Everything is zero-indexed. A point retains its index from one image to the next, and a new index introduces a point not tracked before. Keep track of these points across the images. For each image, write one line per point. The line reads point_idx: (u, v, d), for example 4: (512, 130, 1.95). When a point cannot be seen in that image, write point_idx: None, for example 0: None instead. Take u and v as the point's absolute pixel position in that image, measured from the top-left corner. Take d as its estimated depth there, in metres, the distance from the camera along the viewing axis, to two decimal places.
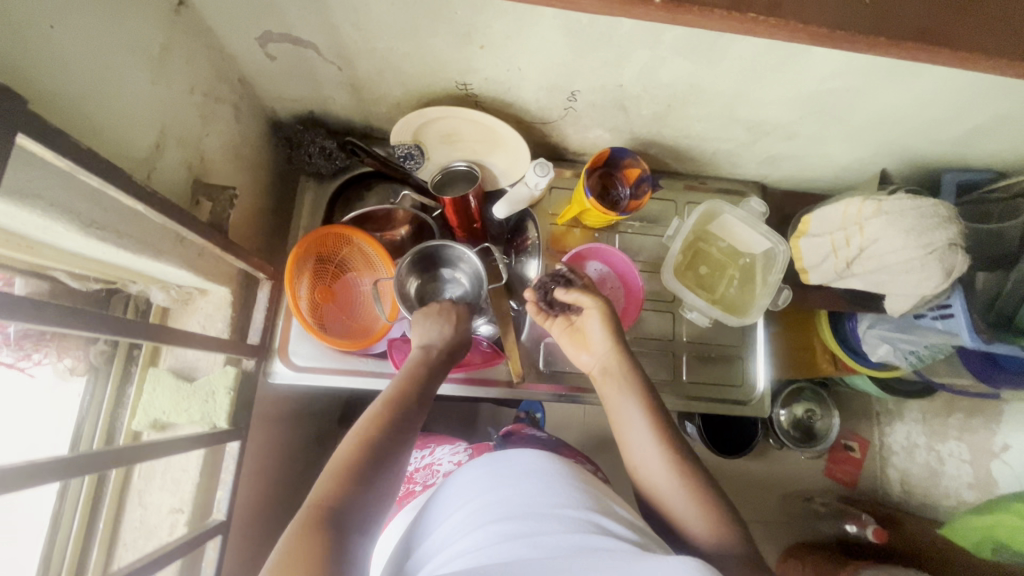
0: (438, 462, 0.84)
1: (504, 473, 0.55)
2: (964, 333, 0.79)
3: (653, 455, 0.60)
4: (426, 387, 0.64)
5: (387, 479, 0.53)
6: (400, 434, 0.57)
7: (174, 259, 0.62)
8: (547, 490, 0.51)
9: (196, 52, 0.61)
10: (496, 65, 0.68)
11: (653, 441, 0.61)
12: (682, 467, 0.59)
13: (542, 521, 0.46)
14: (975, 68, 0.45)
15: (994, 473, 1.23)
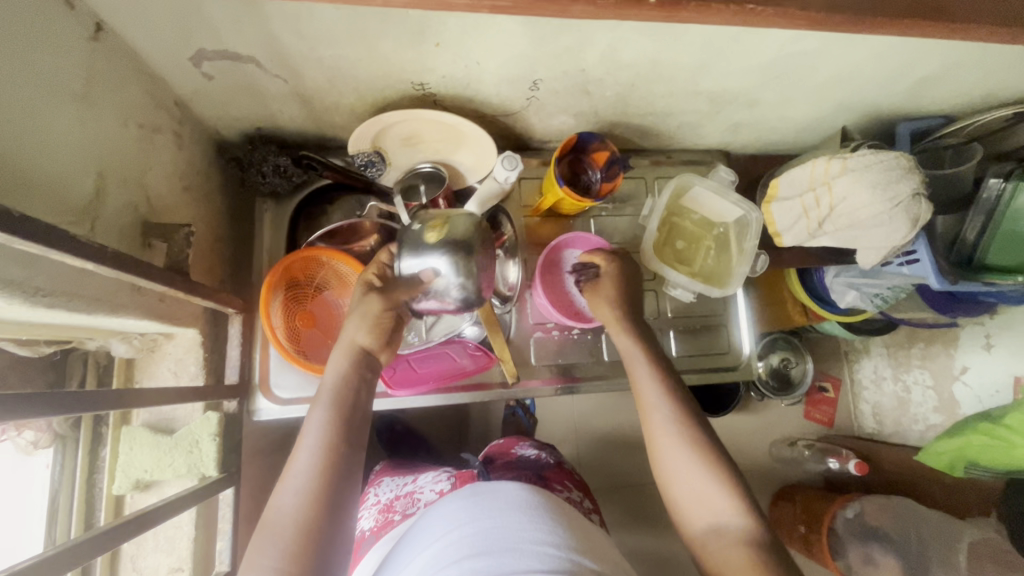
0: (419, 490, 0.75)
1: (482, 502, 0.57)
2: (931, 277, 0.84)
3: (684, 450, 0.60)
4: (365, 401, 0.60)
5: (346, 513, 0.53)
6: (349, 460, 0.55)
7: (133, 310, 0.57)
8: (519, 523, 0.54)
9: (124, 81, 0.55)
10: (454, 62, 0.65)
11: (681, 433, 0.61)
12: (712, 463, 0.59)
13: (518, 559, 0.49)
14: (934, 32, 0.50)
15: (955, 394, 1.37)
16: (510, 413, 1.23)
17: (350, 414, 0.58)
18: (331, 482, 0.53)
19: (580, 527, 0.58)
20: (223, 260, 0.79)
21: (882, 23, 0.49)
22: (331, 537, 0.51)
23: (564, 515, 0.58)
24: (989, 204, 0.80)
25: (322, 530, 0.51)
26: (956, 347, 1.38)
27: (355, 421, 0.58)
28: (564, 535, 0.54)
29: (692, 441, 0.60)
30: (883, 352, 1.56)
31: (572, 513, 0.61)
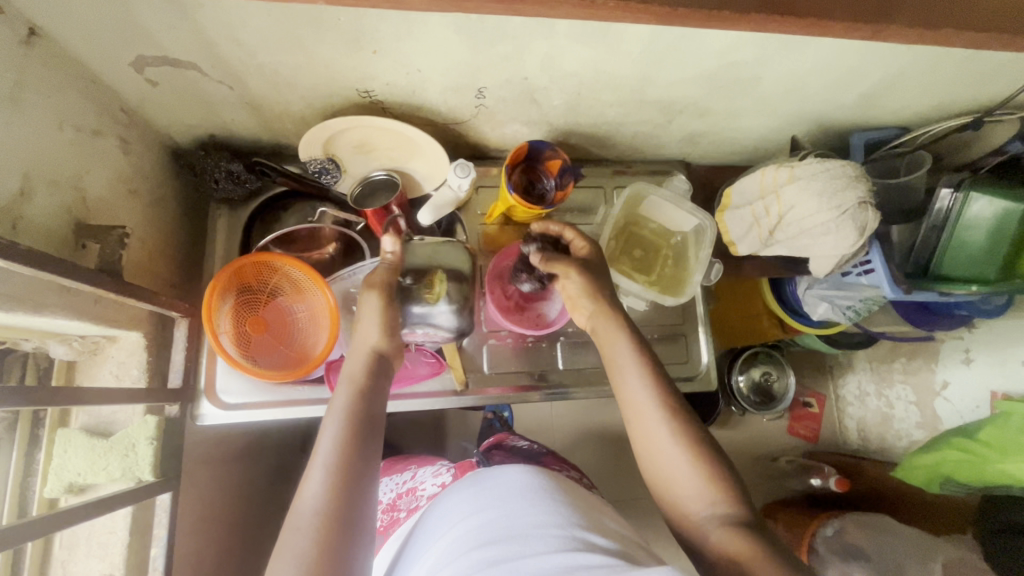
0: (420, 486, 0.84)
1: (495, 490, 0.64)
2: (885, 286, 0.83)
3: (655, 421, 0.62)
4: (377, 400, 0.65)
5: (365, 515, 0.57)
6: (365, 466, 0.59)
7: (61, 310, 0.57)
8: (529, 509, 0.59)
9: (60, 85, 0.56)
10: (396, 70, 0.66)
11: (655, 404, 0.62)
12: (682, 430, 0.61)
13: (528, 544, 0.54)
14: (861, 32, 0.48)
15: (938, 410, 1.34)
16: (488, 424, 1.28)
17: (362, 423, 0.62)
18: (349, 489, 0.57)
19: (585, 507, 0.64)
20: (175, 265, 0.80)
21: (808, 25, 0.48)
22: (354, 538, 0.55)
23: (572, 497, 0.64)
24: (943, 214, 0.80)
25: (343, 534, 0.54)
26: (937, 362, 1.35)
27: (368, 429, 0.62)
28: (573, 517, 0.59)
29: (663, 409, 0.62)
30: (867, 368, 1.52)
31: (579, 496, 0.67)
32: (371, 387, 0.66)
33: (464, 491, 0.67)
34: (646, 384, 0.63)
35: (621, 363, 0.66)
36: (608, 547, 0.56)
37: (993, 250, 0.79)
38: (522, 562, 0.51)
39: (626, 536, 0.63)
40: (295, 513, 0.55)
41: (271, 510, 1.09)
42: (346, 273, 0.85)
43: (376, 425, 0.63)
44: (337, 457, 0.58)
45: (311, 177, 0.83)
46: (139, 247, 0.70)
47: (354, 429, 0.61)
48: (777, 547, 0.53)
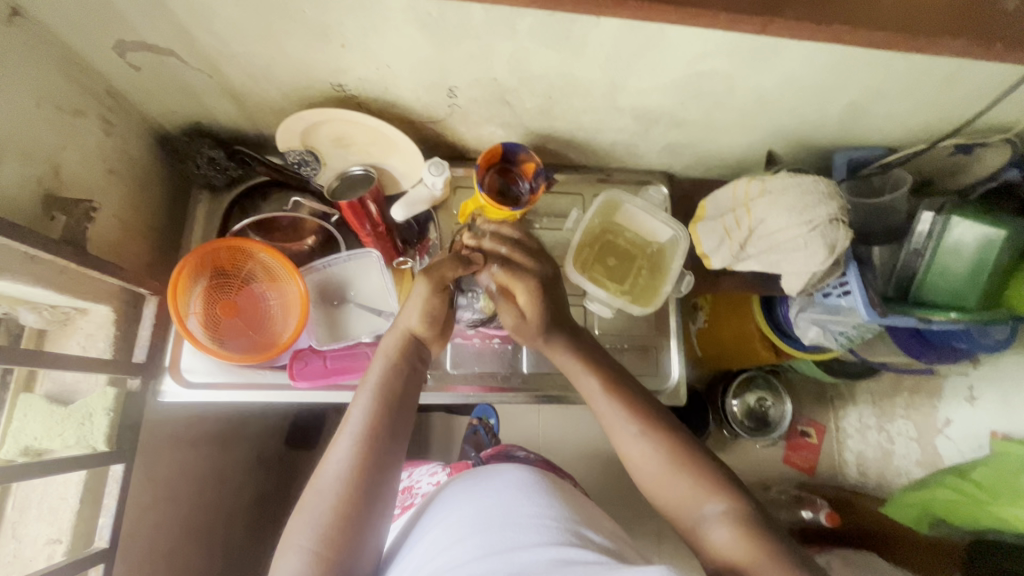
0: (416, 484, 0.84)
1: (492, 480, 0.65)
2: (860, 308, 0.78)
3: (628, 432, 0.64)
4: (404, 387, 0.66)
5: (387, 489, 0.59)
6: (391, 444, 0.61)
7: (24, 275, 0.60)
8: (528, 499, 0.60)
9: (41, 63, 0.60)
10: (365, 64, 0.68)
11: (624, 416, 0.65)
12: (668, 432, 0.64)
13: (521, 533, 0.55)
14: (815, 34, 0.47)
15: (938, 448, 1.27)
16: (472, 431, 1.28)
17: (394, 401, 0.64)
18: (373, 460, 0.59)
19: (576, 505, 0.64)
20: (154, 246, 0.82)
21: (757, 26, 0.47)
22: (372, 509, 0.57)
23: (562, 493, 0.65)
24: (922, 238, 0.78)
25: (362, 505, 0.57)
26: (940, 398, 1.28)
27: (399, 406, 0.64)
28: (564, 512, 0.59)
29: (636, 423, 0.64)
30: (868, 400, 1.44)
31: (572, 494, 0.67)
32: (409, 368, 0.67)
33: (468, 479, 0.68)
34: (613, 404, 0.66)
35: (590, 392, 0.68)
36: (603, 547, 0.57)
37: (975, 276, 0.76)
38: (513, 551, 0.52)
39: (617, 534, 0.63)
40: (319, 477, 0.58)
41: (244, 497, 1.11)
42: (319, 265, 0.87)
43: (407, 410, 0.64)
44: (363, 426, 0.61)
45: (291, 169, 0.85)
46: (116, 224, 0.73)
47: (385, 407, 0.63)
48: (779, 541, 0.54)
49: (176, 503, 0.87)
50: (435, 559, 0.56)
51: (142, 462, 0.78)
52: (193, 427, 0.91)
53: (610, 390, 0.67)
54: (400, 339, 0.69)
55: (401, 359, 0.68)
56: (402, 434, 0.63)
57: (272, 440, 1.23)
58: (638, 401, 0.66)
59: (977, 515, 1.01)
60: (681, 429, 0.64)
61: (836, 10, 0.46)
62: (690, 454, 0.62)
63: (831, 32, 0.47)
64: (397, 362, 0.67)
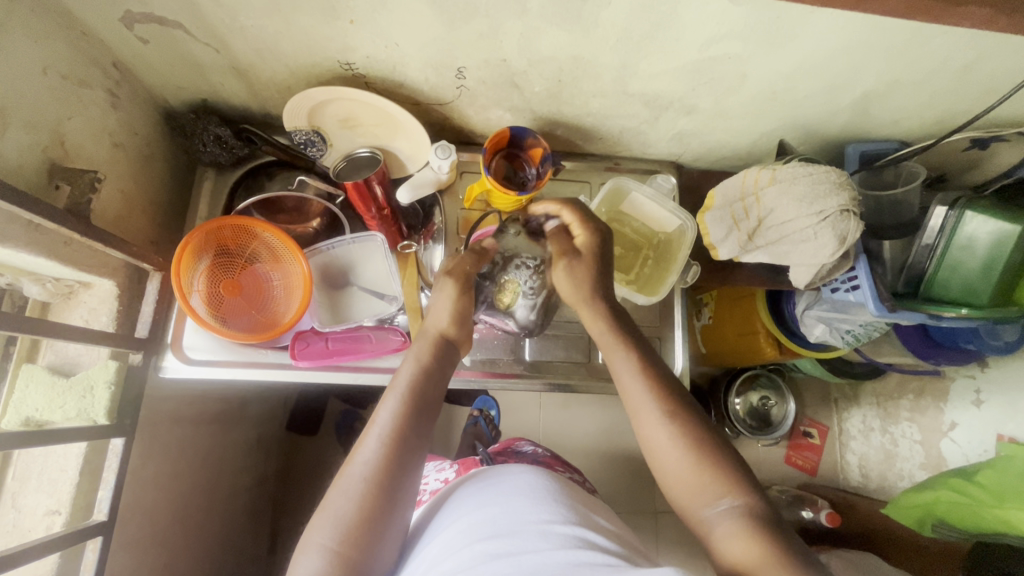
0: (424, 481, 0.83)
1: (506, 485, 0.64)
2: (869, 303, 0.78)
3: (654, 415, 0.61)
4: (431, 388, 0.64)
5: (408, 488, 0.58)
6: (417, 446, 0.60)
7: (27, 245, 0.59)
8: (537, 506, 0.59)
9: (48, 32, 0.59)
10: (373, 42, 0.67)
11: (652, 400, 0.62)
12: (681, 419, 0.60)
13: (529, 539, 0.54)
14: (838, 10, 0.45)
15: (943, 450, 1.24)
16: (472, 422, 1.28)
17: (421, 401, 0.62)
18: (398, 462, 0.57)
19: (584, 507, 0.63)
20: (157, 223, 0.82)
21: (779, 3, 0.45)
22: (393, 509, 0.56)
23: (573, 499, 0.64)
24: (935, 232, 0.76)
25: (383, 505, 0.55)
26: (947, 401, 1.24)
27: (425, 406, 0.62)
28: (573, 517, 0.59)
29: (662, 409, 0.61)
30: (872, 402, 1.42)
31: (580, 496, 0.66)
32: (438, 368, 0.65)
33: (480, 482, 0.67)
34: (643, 387, 0.63)
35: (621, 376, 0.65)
36: (611, 548, 0.56)
37: (988, 271, 0.75)
38: (526, 554, 0.52)
39: (621, 537, 0.62)
40: (344, 476, 0.57)
41: (244, 480, 1.11)
42: (323, 247, 0.86)
43: (434, 412, 0.63)
44: (390, 429, 0.59)
45: (297, 149, 0.85)
46: (121, 198, 0.73)
47: (410, 405, 0.61)
48: (788, 544, 0.52)
49: (176, 482, 0.87)
50: (447, 560, 0.55)
51: (143, 439, 0.78)
52: (194, 407, 0.91)
53: (643, 372, 0.64)
54: (431, 339, 0.67)
55: (431, 358, 0.66)
56: (428, 433, 0.61)
57: (273, 425, 1.24)
58: (671, 387, 0.63)
59: (977, 516, 0.99)
60: (705, 422, 0.61)
61: None
62: (710, 446, 0.59)
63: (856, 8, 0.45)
64: (427, 360, 0.65)
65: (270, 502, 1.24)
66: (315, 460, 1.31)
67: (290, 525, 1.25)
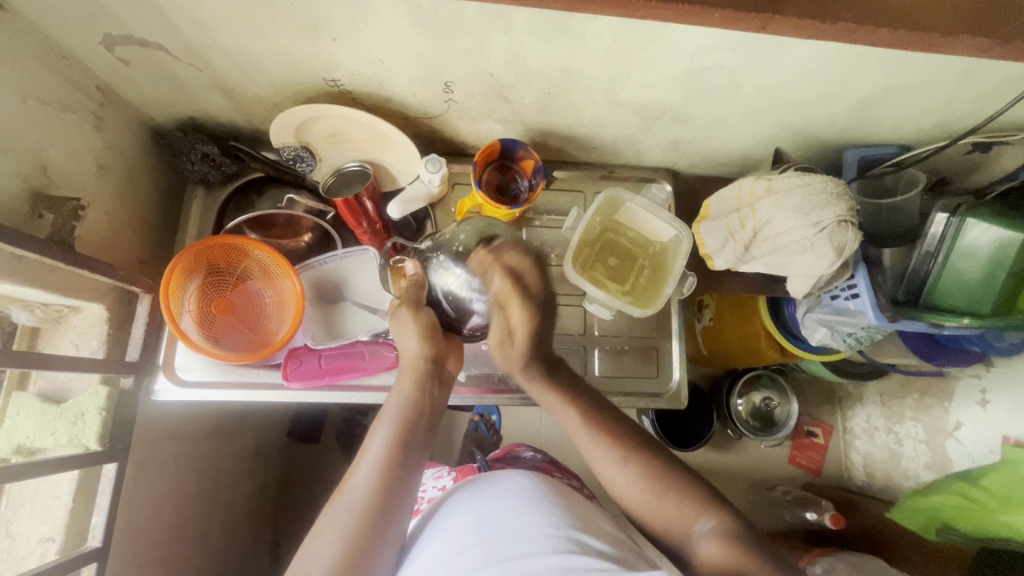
0: (422, 488, 0.83)
1: (498, 489, 0.63)
2: (869, 312, 0.76)
3: (609, 459, 0.63)
4: (420, 419, 0.63)
5: (401, 519, 0.58)
6: (409, 473, 0.59)
7: (10, 275, 0.59)
8: (529, 509, 0.59)
9: (27, 59, 0.59)
10: (358, 59, 0.66)
11: (602, 445, 0.64)
12: (638, 462, 0.62)
13: (523, 544, 0.54)
14: (822, 32, 0.44)
15: (948, 451, 1.21)
16: (473, 427, 1.28)
17: (412, 430, 0.61)
18: (388, 492, 0.57)
19: (581, 510, 0.63)
20: (146, 242, 0.82)
21: (765, 20, 0.44)
22: (386, 534, 0.56)
23: (568, 501, 0.63)
24: (937, 239, 0.75)
25: (377, 537, 0.55)
26: (951, 401, 1.22)
27: (419, 433, 0.62)
28: (567, 519, 0.58)
29: (616, 451, 0.63)
30: (877, 401, 1.40)
31: (576, 500, 0.65)
32: (428, 397, 0.65)
33: (474, 486, 0.66)
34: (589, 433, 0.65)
35: (568, 426, 0.67)
36: (604, 551, 0.55)
37: (990, 279, 0.73)
38: (518, 560, 0.51)
39: (620, 540, 0.61)
40: (334, 506, 0.56)
41: (246, 491, 1.12)
42: (315, 262, 0.86)
43: (426, 439, 0.63)
44: (383, 460, 0.58)
45: (286, 165, 0.84)
46: (107, 221, 0.73)
47: (403, 436, 0.61)
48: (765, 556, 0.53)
49: (174, 498, 0.87)
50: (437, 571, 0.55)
51: (136, 460, 0.78)
52: (189, 422, 0.91)
53: (586, 419, 0.66)
54: (418, 369, 0.66)
55: (420, 383, 0.65)
56: (422, 461, 0.61)
57: (273, 435, 1.24)
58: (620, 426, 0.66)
59: (983, 520, 0.98)
60: (654, 450, 0.64)
61: (840, 4, 0.44)
62: (676, 470, 0.62)
63: (846, 30, 0.45)
64: (417, 387, 0.65)
65: (271, 512, 1.24)
66: (315, 469, 1.30)
67: (292, 535, 1.26)
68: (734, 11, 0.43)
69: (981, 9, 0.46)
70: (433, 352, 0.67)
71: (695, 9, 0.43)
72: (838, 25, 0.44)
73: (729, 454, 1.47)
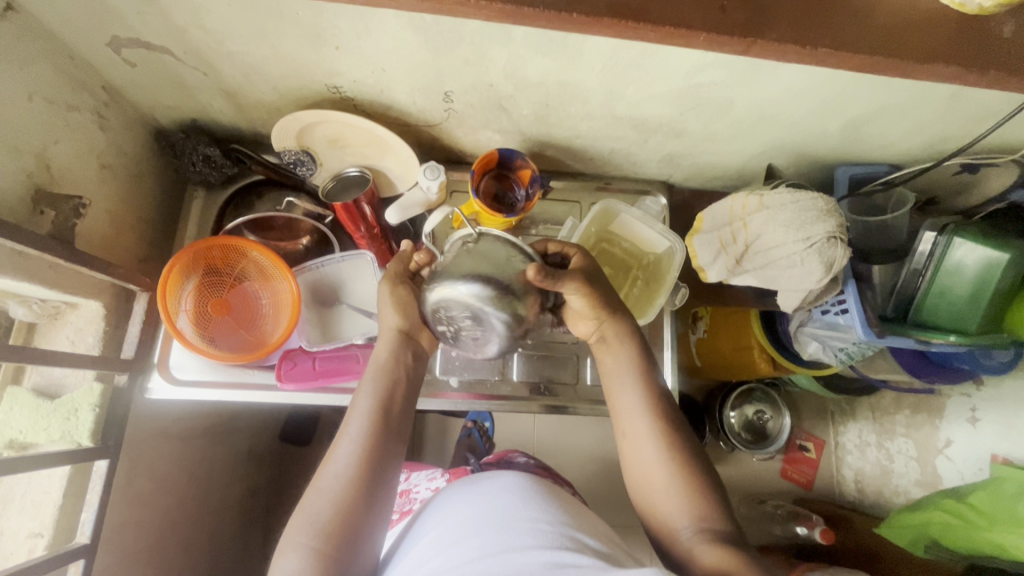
0: (414, 489, 0.84)
1: (491, 484, 0.64)
2: (857, 328, 0.77)
3: (651, 453, 0.62)
4: (401, 394, 0.65)
5: (386, 494, 0.59)
6: (392, 447, 0.61)
7: (10, 271, 0.60)
8: (522, 505, 0.59)
9: (35, 59, 0.60)
10: (360, 67, 0.67)
11: (648, 428, 0.63)
12: (677, 454, 0.61)
13: (516, 537, 0.54)
14: (807, 56, 0.46)
15: (938, 468, 1.22)
16: (466, 433, 1.29)
17: (393, 401, 0.63)
18: (374, 459, 0.59)
19: (573, 509, 0.63)
20: (145, 241, 0.82)
21: (756, 45, 0.45)
22: (371, 507, 0.57)
23: (558, 498, 0.64)
24: (924, 258, 0.76)
25: (362, 508, 0.56)
26: (941, 418, 1.23)
27: (401, 404, 0.64)
28: (558, 516, 0.59)
29: (658, 436, 0.62)
30: (869, 417, 1.41)
31: (568, 499, 0.66)
32: (408, 375, 0.66)
33: (466, 482, 0.67)
34: (641, 406, 0.64)
35: (617, 392, 0.66)
36: (598, 549, 0.56)
37: (977, 297, 0.74)
38: (511, 553, 0.52)
39: (610, 537, 0.62)
40: (320, 475, 0.58)
41: (236, 492, 1.12)
42: (312, 265, 0.87)
43: (409, 416, 0.65)
44: (365, 431, 0.60)
45: (287, 169, 0.86)
46: (108, 219, 0.73)
47: (385, 408, 0.62)
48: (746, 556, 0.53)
49: (165, 497, 0.88)
50: (433, 561, 0.55)
51: (128, 457, 0.78)
52: (182, 421, 0.91)
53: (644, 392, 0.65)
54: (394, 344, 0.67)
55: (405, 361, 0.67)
56: (404, 437, 0.63)
57: (266, 436, 1.24)
58: (668, 420, 0.64)
59: (970, 537, 0.98)
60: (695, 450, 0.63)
61: (825, 30, 0.46)
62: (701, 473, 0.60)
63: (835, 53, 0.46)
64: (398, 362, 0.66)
65: (261, 514, 1.24)
66: (307, 471, 1.31)
67: (282, 537, 1.26)
68: (724, 33, 0.44)
69: (962, 37, 0.47)
70: (416, 333, 0.69)
71: (688, 30, 0.44)
72: (828, 49, 0.45)
73: (720, 465, 1.48)
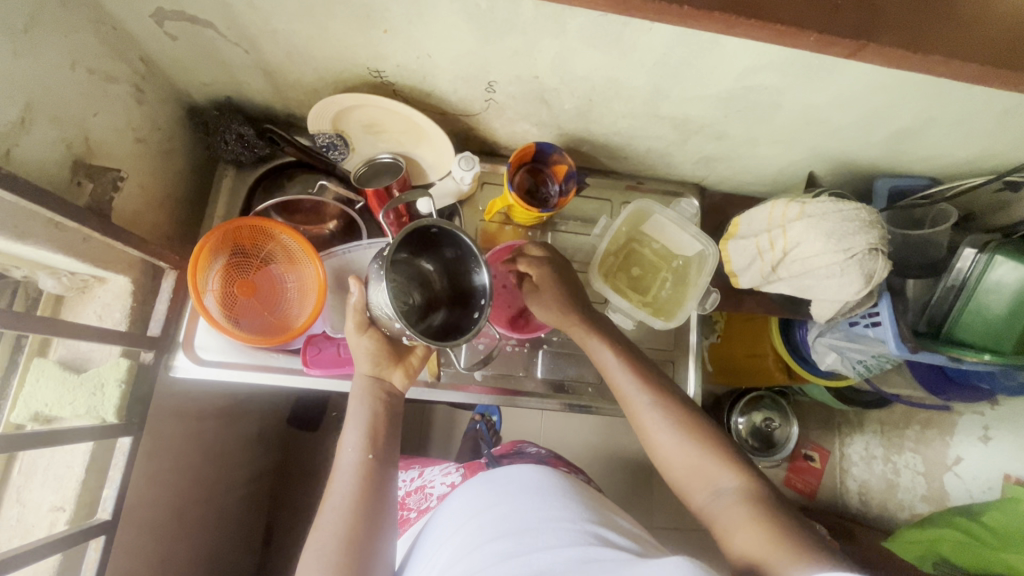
0: (429, 485, 0.82)
1: (512, 482, 0.63)
2: (890, 341, 0.76)
3: (656, 419, 0.68)
4: (384, 424, 0.67)
5: (387, 516, 0.63)
6: (383, 473, 0.65)
7: (46, 242, 0.59)
8: (545, 504, 0.59)
9: (79, 26, 0.59)
10: (405, 52, 0.66)
11: (651, 399, 0.69)
12: (683, 420, 0.67)
13: (541, 537, 0.54)
14: (882, 60, 0.44)
15: (945, 483, 1.21)
16: (474, 426, 1.28)
17: (378, 433, 0.66)
18: (369, 495, 0.62)
19: (598, 506, 0.63)
20: (174, 218, 0.81)
21: (830, 46, 0.44)
22: (377, 532, 0.61)
23: (581, 495, 0.63)
24: (961, 276, 0.76)
25: (368, 535, 0.60)
26: (952, 435, 1.22)
27: (385, 432, 0.67)
28: (583, 513, 0.58)
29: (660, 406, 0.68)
30: (877, 430, 1.39)
31: (592, 496, 0.65)
32: (390, 404, 0.69)
33: (485, 477, 0.67)
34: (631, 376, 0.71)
35: (609, 368, 0.73)
36: (628, 547, 0.55)
37: (1014, 319, 0.74)
38: (535, 553, 0.51)
39: (641, 536, 0.62)
40: (322, 514, 0.61)
41: (245, 475, 1.12)
42: (339, 250, 0.85)
43: (395, 441, 0.68)
44: (356, 468, 0.63)
45: (319, 152, 0.85)
46: (140, 194, 0.73)
47: (371, 439, 0.65)
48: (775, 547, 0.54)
49: (179, 476, 0.87)
50: (462, 563, 0.55)
51: (148, 435, 0.77)
52: (200, 401, 0.90)
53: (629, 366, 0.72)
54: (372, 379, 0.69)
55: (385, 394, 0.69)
56: (394, 462, 0.67)
57: (275, 420, 1.23)
58: (669, 392, 0.70)
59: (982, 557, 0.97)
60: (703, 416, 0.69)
61: (901, 32, 0.44)
62: (702, 430, 0.67)
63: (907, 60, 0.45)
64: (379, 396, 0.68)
65: (266, 497, 1.24)
66: (313, 456, 1.30)
67: (287, 522, 1.25)
68: (799, 28, 0.43)
69: None
70: (385, 373, 0.68)
71: (763, 25, 0.43)
72: (904, 56, 0.44)
73: None
